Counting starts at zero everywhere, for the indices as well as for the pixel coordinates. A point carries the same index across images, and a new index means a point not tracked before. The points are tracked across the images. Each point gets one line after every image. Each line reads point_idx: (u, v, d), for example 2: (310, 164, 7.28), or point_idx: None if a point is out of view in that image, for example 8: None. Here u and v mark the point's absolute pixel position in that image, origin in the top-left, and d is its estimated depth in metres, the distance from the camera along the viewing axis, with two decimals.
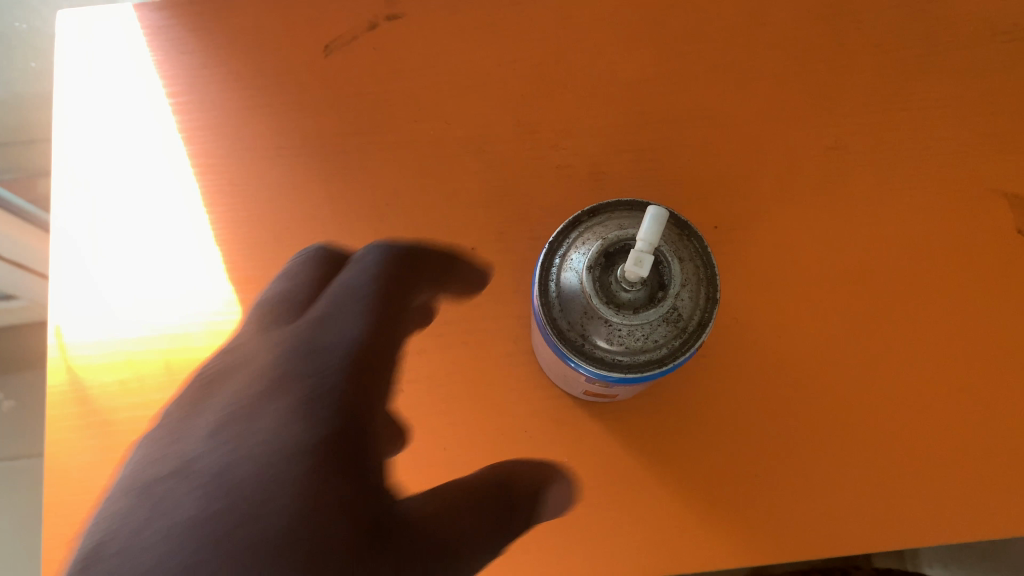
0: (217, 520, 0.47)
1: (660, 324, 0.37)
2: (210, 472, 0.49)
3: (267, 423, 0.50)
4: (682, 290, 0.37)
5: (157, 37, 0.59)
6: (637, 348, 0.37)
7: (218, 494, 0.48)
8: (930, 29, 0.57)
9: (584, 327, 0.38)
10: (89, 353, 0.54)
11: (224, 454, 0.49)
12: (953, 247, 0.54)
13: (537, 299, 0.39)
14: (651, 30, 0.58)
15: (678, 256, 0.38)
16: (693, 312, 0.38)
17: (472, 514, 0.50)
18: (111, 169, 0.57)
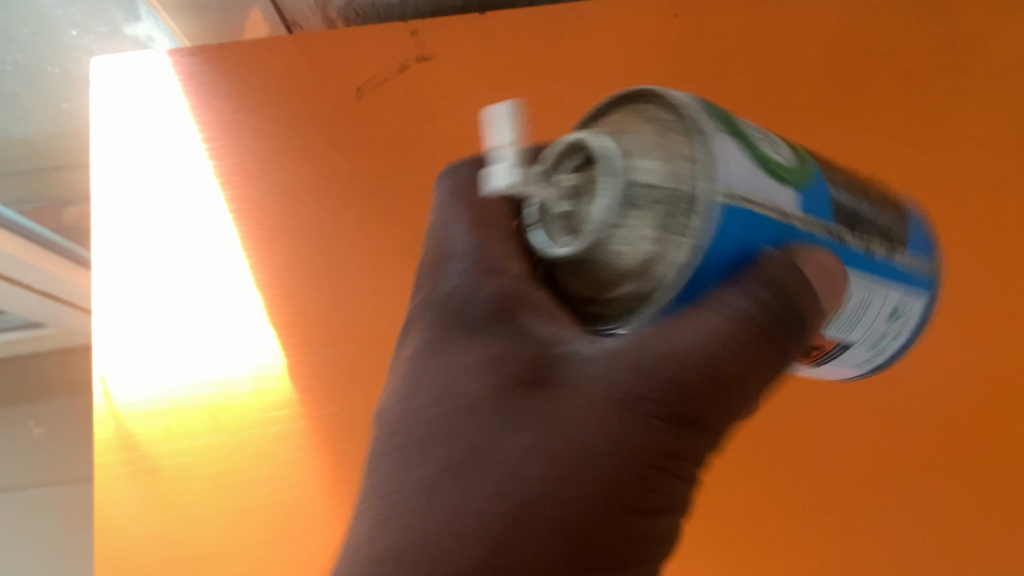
0: (410, 458, 0.32)
1: (640, 230, 0.30)
2: (416, 390, 0.35)
3: (425, 329, 0.38)
4: (652, 154, 0.30)
5: (190, 81, 0.60)
6: (624, 272, 0.31)
7: (418, 413, 0.34)
8: (968, 53, 0.56)
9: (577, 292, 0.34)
10: (131, 398, 0.54)
11: (423, 381, 0.35)
12: (992, 279, 0.52)
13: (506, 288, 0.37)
14: (681, 65, 0.58)
15: (624, 150, 0.31)
16: (708, 182, 0.29)
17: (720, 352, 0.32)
18: (151, 216, 0.58)
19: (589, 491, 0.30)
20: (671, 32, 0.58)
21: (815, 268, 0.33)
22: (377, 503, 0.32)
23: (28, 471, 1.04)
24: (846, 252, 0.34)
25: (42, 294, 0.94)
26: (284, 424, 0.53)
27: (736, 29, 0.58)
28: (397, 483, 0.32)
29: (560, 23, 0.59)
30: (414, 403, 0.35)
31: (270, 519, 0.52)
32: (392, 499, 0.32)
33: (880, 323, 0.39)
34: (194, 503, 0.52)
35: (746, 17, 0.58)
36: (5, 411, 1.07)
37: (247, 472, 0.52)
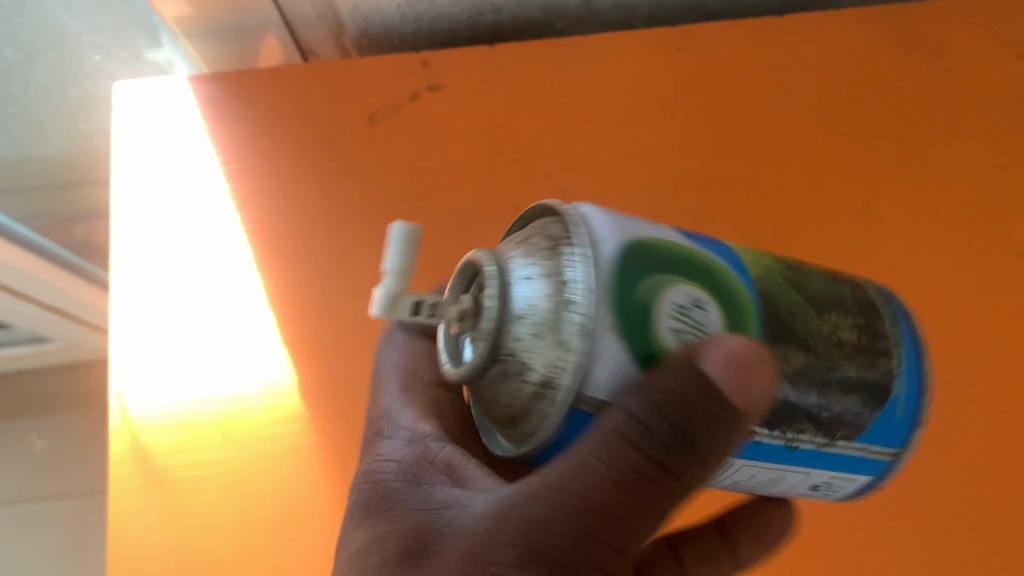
0: (347, 529, 0.38)
1: (508, 395, 0.32)
2: (368, 468, 0.41)
3: (389, 415, 0.44)
4: (528, 317, 0.31)
5: (210, 108, 0.63)
6: (511, 420, 0.32)
7: (366, 486, 0.40)
8: (954, 92, 0.59)
9: (477, 399, 0.35)
10: (146, 412, 0.56)
11: (375, 458, 0.41)
12: (982, 307, 0.54)
13: (439, 348, 0.36)
14: (682, 97, 0.60)
15: (523, 279, 0.32)
16: (539, 368, 0.30)
17: (620, 479, 0.29)
18: (167, 236, 0.60)
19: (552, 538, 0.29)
20: (673, 65, 0.61)
21: (715, 366, 0.29)
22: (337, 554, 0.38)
23: (28, 485, 1.05)
24: (792, 455, 0.34)
25: (49, 310, 0.92)
26: (294, 439, 0.55)
27: (735, 64, 0.60)
28: (341, 546, 0.38)
29: (567, 56, 0.62)
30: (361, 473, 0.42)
31: (279, 530, 0.53)
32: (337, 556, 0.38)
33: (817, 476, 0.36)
34: (205, 515, 0.54)
35: (745, 52, 0.61)
36: (9, 426, 1.08)
37: (257, 485, 0.54)
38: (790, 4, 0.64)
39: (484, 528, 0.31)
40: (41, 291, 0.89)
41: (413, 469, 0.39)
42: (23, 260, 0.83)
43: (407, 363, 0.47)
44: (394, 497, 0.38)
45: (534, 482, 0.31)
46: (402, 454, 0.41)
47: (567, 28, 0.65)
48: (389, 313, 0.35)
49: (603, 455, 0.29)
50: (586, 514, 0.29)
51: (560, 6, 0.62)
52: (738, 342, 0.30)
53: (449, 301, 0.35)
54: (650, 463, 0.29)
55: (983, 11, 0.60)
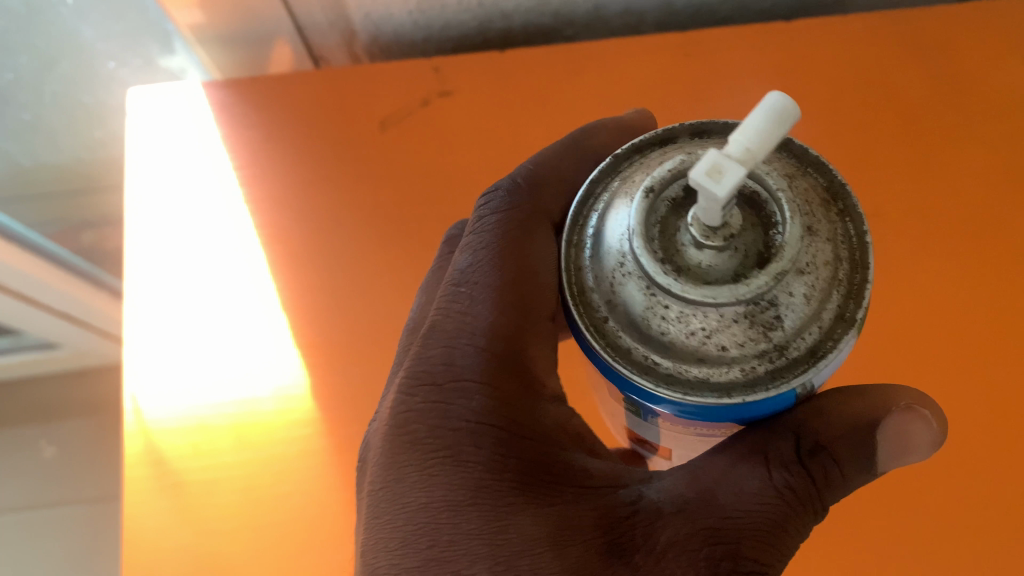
0: (484, 487, 0.37)
1: (728, 337, 0.32)
2: (488, 405, 0.39)
3: (497, 326, 0.41)
4: (809, 273, 0.32)
5: (224, 115, 0.63)
6: (692, 358, 0.33)
7: (495, 437, 0.39)
8: (962, 96, 0.59)
9: (647, 311, 0.33)
10: (161, 415, 0.57)
11: (494, 395, 0.39)
12: (990, 310, 0.54)
13: (626, 305, 0.33)
14: (689, 102, 0.61)
15: (806, 227, 0.33)
16: (796, 335, 0.32)
17: (791, 501, 0.38)
18: (181, 241, 0.61)
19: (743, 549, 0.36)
20: (682, 71, 0.61)
21: (891, 432, 0.40)
22: (472, 506, 0.37)
23: (36, 492, 1.05)
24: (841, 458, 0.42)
25: (60, 315, 0.94)
26: (307, 442, 0.55)
27: (743, 69, 0.61)
28: (475, 507, 0.37)
29: (576, 62, 0.62)
30: (477, 404, 0.39)
31: (291, 534, 0.53)
32: (470, 517, 0.37)
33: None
34: (218, 518, 0.54)
35: (753, 58, 0.61)
36: (18, 432, 1.09)
37: (271, 488, 0.54)
38: (797, 10, 0.64)
39: (685, 534, 0.37)
40: (50, 297, 0.89)
41: (547, 433, 0.40)
42: (33, 265, 0.84)
43: (523, 261, 0.42)
44: (549, 471, 0.39)
45: (723, 496, 0.37)
46: (531, 404, 0.40)
47: (575, 35, 0.66)
48: (714, 184, 0.29)
49: (782, 484, 0.38)
50: (764, 528, 0.37)
51: (570, 13, 0.62)
52: (931, 423, 0.40)
53: (751, 151, 0.29)
54: (813, 497, 0.38)
55: (989, 17, 0.60)
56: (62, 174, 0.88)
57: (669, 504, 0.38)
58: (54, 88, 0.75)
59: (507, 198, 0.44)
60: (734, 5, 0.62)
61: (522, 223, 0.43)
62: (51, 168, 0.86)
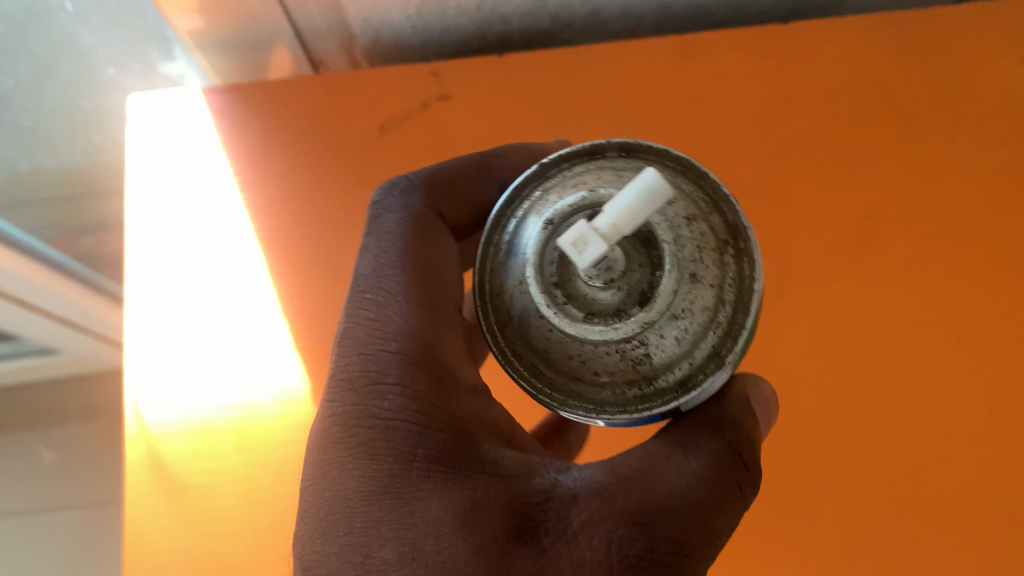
0: (395, 476, 0.37)
1: (602, 363, 0.33)
2: (402, 405, 0.39)
3: (411, 331, 0.41)
4: (683, 318, 0.32)
5: (224, 120, 0.64)
6: (572, 375, 0.34)
7: (408, 431, 0.38)
8: (958, 98, 0.59)
9: (538, 328, 0.34)
10: (162, 420, 0.57)
11: (410, 392, 0.39)
12: (984, 311, 0.55)
13: (514, 329, 0.35)
14: (688, 105, 0.61)
15: (687, 276, 0.32)
16: (665, 369, 0.33)
17: (714, 485, 0.37)
18: (182, 246, 0.61)
19: (661, 528, 0.35)
20: (680, 74, 0.61)
21: (758, 402, 0.41)
22: (367, 508, 0.37)
23: (36, 497, 1.05)
24: None
25: (60, 321, 0.94)
26: None
27: (741, 72, 0.61)
28: (386, 496, 0.37)
29: (575, 65, 0.63)
30: (392, 404, 0.39)
31: (295, 534, 0.54)
32: (379, 505, 0.37)
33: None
34: (221, 519, 0.54)
35: (750, 60, 0.61)
36: (18, 437, 1.09)
37: (274, 489, 0.54)
38: (794, 11, 0.65)
39: (603, 517, 0.35)
40: (51, 303, 0.89)
41: (462, 423, 0.39)
42: (32, 272, 0.84)
43: (427, 262, 0.44)
44: (464, 467, 0.38)
45: (641, 482, 0.36)
46: (445, 399, 0.40)
47: (574, 37, 0.66)
48: (578, 254, 0.30)
49: (700, 468, 0.37)
50: (684, 509, 0.36)
51: (568, 16, 0.63)
52: (768, 388, 0.42)
53: (620, 227, 0.30)
54: (731, 479, 0.37)
55: (985, 17, 0.60)
56: (61, 179, 0.88)
57: (587, 491, 0.36)
58: (54, 93, 0.75)
59: (420, 202, 0.46)
60: (732, 7, 0.63)
61: (421, 223, 0.45)
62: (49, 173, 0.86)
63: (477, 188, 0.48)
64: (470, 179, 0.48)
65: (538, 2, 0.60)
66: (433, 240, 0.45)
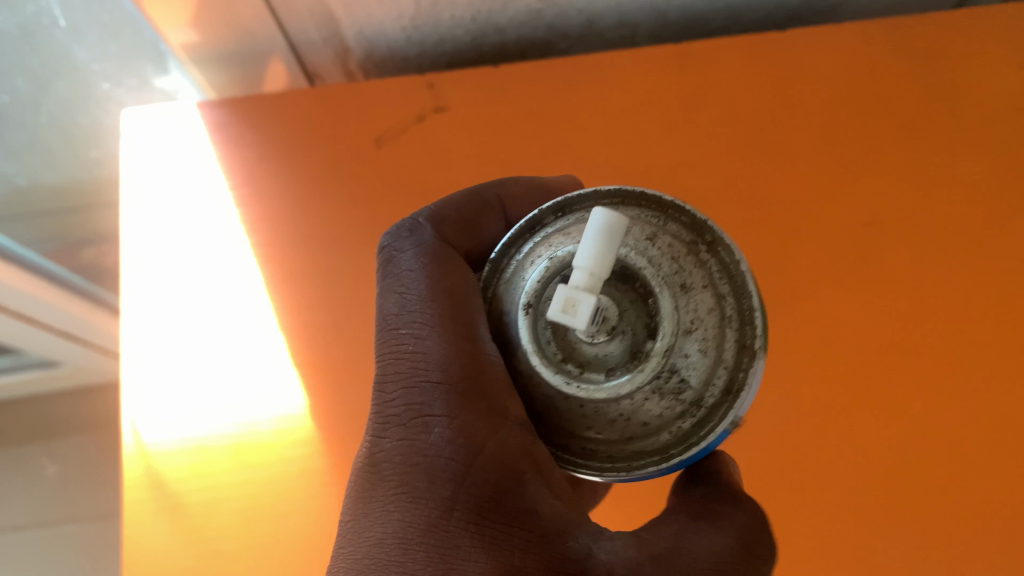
0: (433, 527, 0.35)
1: (648, 414, 0.32)
2: (448, 437, 0.37)
3: (449, 360, 0.37)
4: (697, 329, 0.32)
5: (220, 134, 0.64)
6: (624, 438, 0.33)
7: (451, 472, 0.36)
8: (955, 104, 0.59)
9: (570, 412, 0.34)
10: (160, 438, 0.56)
11: (456, 425, 0.37)
12: (984, 316, 0.54)
13: (549, 416, 0.35)
14: (685, 113, 0.61)
15: (679, 287, 0.32)
16: (706, 386, 0.32)
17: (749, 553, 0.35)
18: (179, 262, 0.61)
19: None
20: (676, 82, 0.61)
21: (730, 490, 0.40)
22: (414, 554, 0.35)
23: (39, 510, 1.05)
24: None
25: (60, 333, 0.94)
26: (307, 461, 0.55)
27: (738, 80, 0.61)
28: (425, 547, 0.35)
29: (570, 75, 0.62)
30: (438, 438, 0.37)
31: (293, 553, 0.53)
32: (418, 558, 0.35)
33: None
34: (219, 539, 0.54)
35: (747, 68, 0.61)
36: (20, 450, 1.09)
37: (271, 508, 0.54)
38: (791, 18, 0.64)
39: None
40: (51, 316, 0.89)
41: (506, 459, 0.36)
42: (32, 285, 0.84)
43: (457, 295, 0.39)
44: (503, 510, 0.36)
45: (679, 558, 0.35)
46: (491, 431, 0.36)
47: (570, 47, 0.66)
48: (571, 318, 0.30)
49: (730, 539, 0.36)
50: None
51: (563, 25, 0.62)
52: (736, 466, 0.40)
53: (590, 276, 0.30)
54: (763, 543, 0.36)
55: (983, 22, 0.60)
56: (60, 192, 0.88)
57: (624, 567, 0.34)
58: (50, 108, 0.75)
59: (432, 238, 0.42)
60: (727, 15, 0.62)
61: (438, 255, 0.41)
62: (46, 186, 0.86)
63: (490, 220, 0.45)
64: (476, 210, 0.45)
65: (533, 11, 0.60)
66: (455, 268, 0.41)
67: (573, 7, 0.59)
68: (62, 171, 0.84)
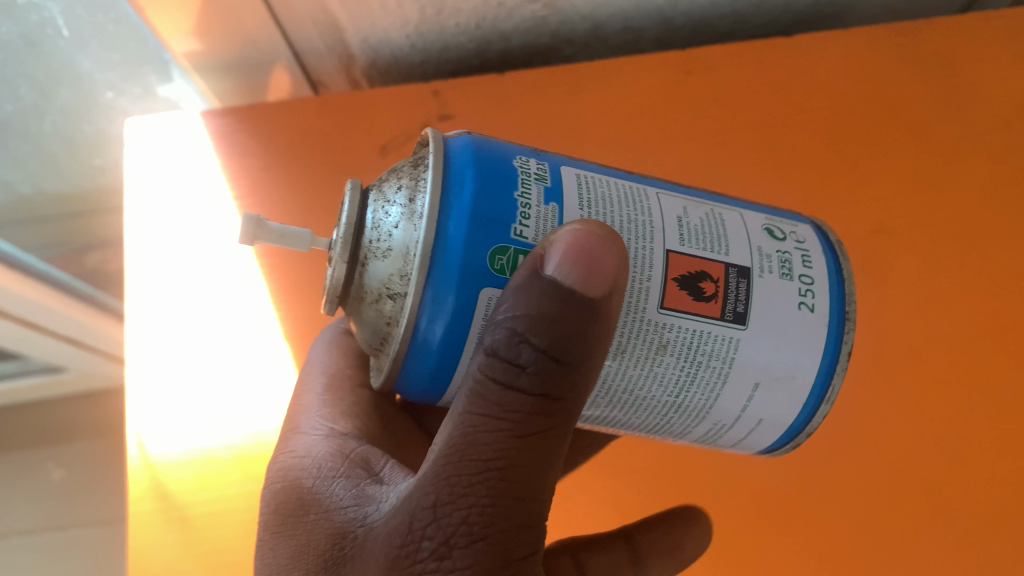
0: (277, 527, 0.38)
1: (392, 217, 0.36)
2: (295, 463, 0.41)
3: (323, 414, 0.45)
4: (393, 168, 0.38)
5: (224, 143, 0.63)
6: (405, 238, 0.35)
7: (280, 491, 0.40)
8: (963, 108, 0.58)
9: (380, 285, 0.36)
10: (166, 449, 0.56)
11: (303, 452, 0.42)
12: (992, 320, 0.53)
13: (387, 304, 0.35)
14: (692, 121, 0.60)
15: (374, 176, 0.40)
16: (416, 166, 0.37)
17: (514, 416, 0.31)
18: (184, 272, 0.61)
19: (452, 519, 0.31)
20: (681, 88, 0.61)
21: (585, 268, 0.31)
22: (266, 544, 0.38)
23: (46, 515, 1.05)
24: (686, 191, 0.40)
25: (66, 339, 0.94)
26: None
27: (744, 85, 0.60)
28: (275, 543, 0.37)
29: (575, 82, 0.62)
30: (287, 463, 0.41)
31: None
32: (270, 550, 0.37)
33: (760, 239, 0.39)
34: (227, 550, 0.54)
35: (753, 74, 0.60)
36: (25, 455, 1.09)
37: None
38: (797, 22, 0.64)
39: (396, 520, 0.32)
40: (56, 322, 0.89)
41: (333, 464, 0.40)
42: (37, 290, 0.84)
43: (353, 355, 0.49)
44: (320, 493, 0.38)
45: (439, 460, 0.31)
46: (323, 449, 0.41)
47: (575, 53, 0.66)
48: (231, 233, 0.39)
49: (486, 396, 0.31)
50: (489, 471, 0.31)
51: (568, 31, 0.62)
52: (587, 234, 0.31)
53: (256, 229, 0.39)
54: (556, 383, 0.31)
55: (990, 25, 0.59)
56: (64, 199, 0.87)
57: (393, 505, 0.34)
58: (54, 117, 0.75)
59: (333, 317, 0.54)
60: (733, 20, 0.62)
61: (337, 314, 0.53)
62: (50, 193, 0.86)
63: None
64: None
65: (538, 18, 0.59)
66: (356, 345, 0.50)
67: (578, 13, 0.59)
68: (65, 178, 0.84)
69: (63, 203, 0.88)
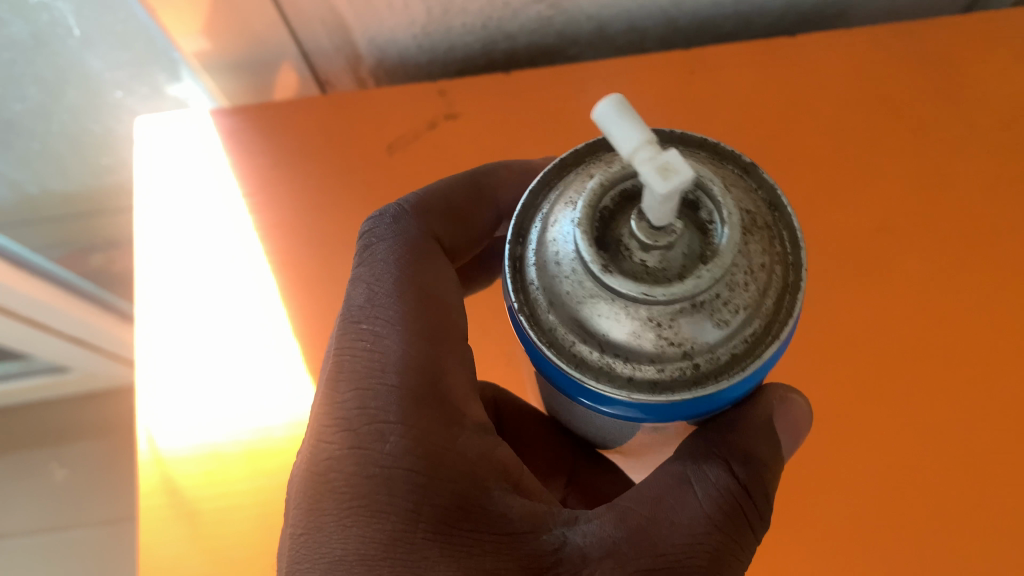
0: (398, 539, 0.37)
1: (758, 260, 0.31)
2: (404, 447, 0.38)
3: (409, 362, 0.40)
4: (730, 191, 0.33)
5: (234, 142, 0.64)
6: (762, 311, 0.31)
7: (412, 482, 0.38)
8: (963, 110, 0.59)
9: (682, 323, 0.30)
10: (175, 444, 0.57)
11: (411, 431, 0.39)
12: (990, 319, 0.54)
13: (670, 347, 0.30)
14: (696, 120, 0.61)
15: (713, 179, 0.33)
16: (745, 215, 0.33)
17: (727, 515, 0.38)
18: (192, 269, 0.61)
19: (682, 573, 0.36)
20: (684, 88, 0.61)
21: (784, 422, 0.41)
22: (387, 539, 0.37)
23: (47, 515, 1.05)
24: None
25: (70, 339, 0.94)
26: None
27: (748, 85, 0.61)
28: (391, 560, 0.36)
29: (579, 81, 0.62)
30: (393, 447, 0.38)
31: None
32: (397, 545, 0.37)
33: None
34: (235, 544, 0.54)
35: (757, 75, 0.61)
36: (28, 455, 1.09)
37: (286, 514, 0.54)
38: (800, 24, 0.64)
39: (621, 555, 0.36)
40: (60, 322, 0.90)
41: (468, 467, 0.39)
42: (41, 290, 0.84)
43: (428, 295, 0.43)
44: (469, 501, 0.38)
45: (666, 527, 0.37)
46: (449, 440, 0.40)
47: (580, 54, 0.66)
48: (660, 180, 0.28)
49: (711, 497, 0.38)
50: (706, 548, 0.37)
51: (574, 32, 0.62)
52: (801, 397, 0.42)
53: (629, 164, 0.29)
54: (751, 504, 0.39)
55: (990, 29, 0.60)
56: (71, 199, 0.88)
57: (598, 547, 0.37)
58: (61, 116, 0.75)
59: (414, 229, 0.45)
60: (737, 21, 0.62)
61: (415, 249, 0.44)
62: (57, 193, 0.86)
63: (481, 212, 0.49)
64: (467, 200, 0.48)
65: (543, 18, 0.60)
66: (432, 269, 0.44)
67: (583, 14, 0.60)
68: (71, 178, 0.85)
69: (70, 204, 0.89)
